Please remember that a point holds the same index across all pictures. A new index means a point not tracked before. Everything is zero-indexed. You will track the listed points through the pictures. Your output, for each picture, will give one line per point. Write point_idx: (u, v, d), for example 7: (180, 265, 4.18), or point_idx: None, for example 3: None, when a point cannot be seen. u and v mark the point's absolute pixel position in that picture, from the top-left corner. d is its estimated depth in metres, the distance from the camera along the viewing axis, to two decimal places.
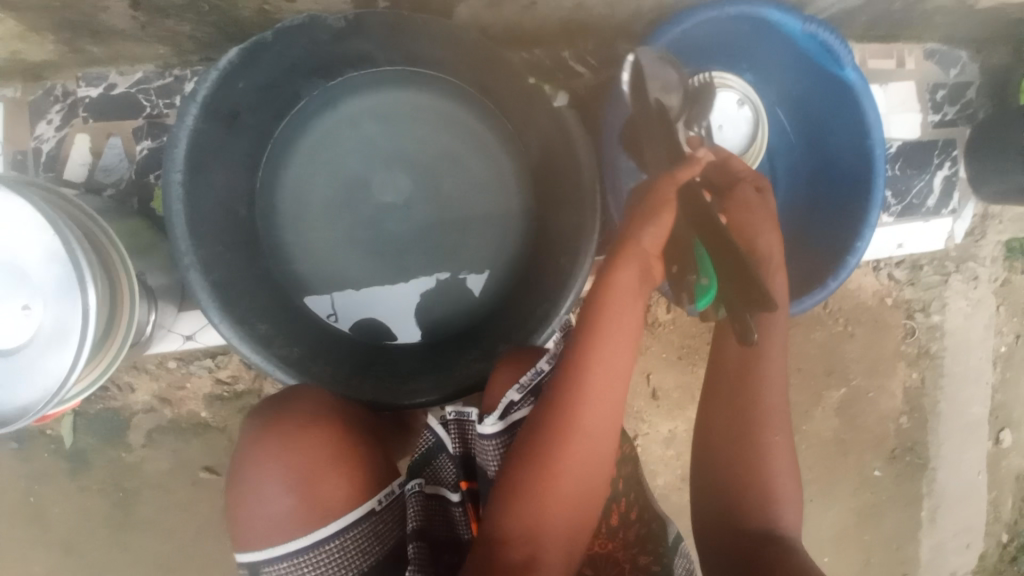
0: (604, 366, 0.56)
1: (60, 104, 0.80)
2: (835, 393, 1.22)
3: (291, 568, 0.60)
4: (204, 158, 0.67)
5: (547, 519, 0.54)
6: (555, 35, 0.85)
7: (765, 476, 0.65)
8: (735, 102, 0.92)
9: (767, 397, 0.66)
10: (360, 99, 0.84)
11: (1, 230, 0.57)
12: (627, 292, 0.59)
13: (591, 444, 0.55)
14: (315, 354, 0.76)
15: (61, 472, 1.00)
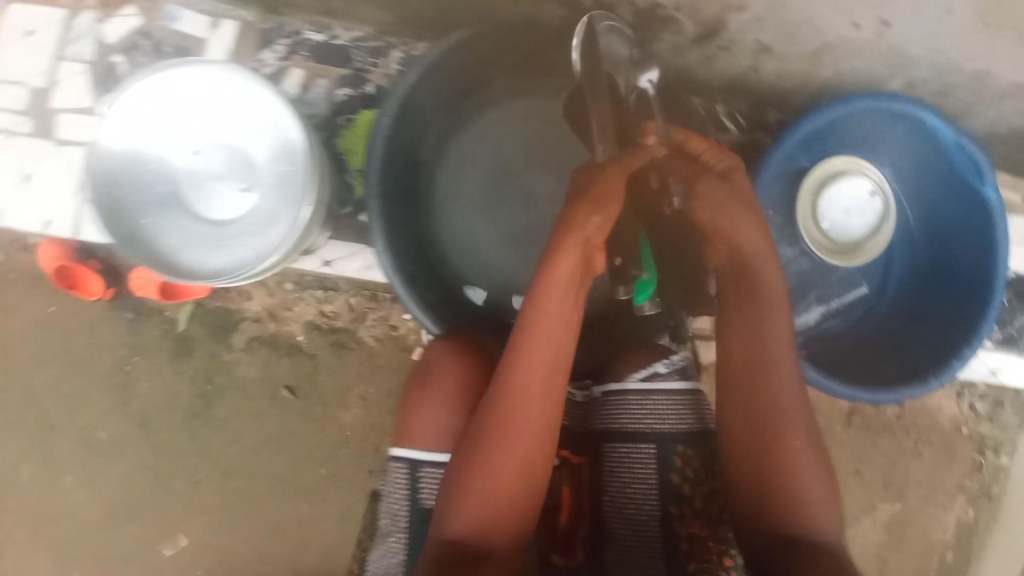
0: (529, 370, 0.62)
1: (287, 38, 0.89)
2: (888, 507, 1.19)
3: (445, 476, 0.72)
4: (406, 112, 0.80)
5: (497, 502, 0.60)
6: (720, 90, 0.92)
7: (790, 480, 0.62)
8: (866, 190, 0.95)
9: (779, 391, 0.64)
10: (537, 100, 0.93)
11: (246, 132, 0.80)
12: (553, 293, 0.63)
13: (521, 440, 0.61)
14: (444, 303, 0.87)
15: (161, 353, 1.08)
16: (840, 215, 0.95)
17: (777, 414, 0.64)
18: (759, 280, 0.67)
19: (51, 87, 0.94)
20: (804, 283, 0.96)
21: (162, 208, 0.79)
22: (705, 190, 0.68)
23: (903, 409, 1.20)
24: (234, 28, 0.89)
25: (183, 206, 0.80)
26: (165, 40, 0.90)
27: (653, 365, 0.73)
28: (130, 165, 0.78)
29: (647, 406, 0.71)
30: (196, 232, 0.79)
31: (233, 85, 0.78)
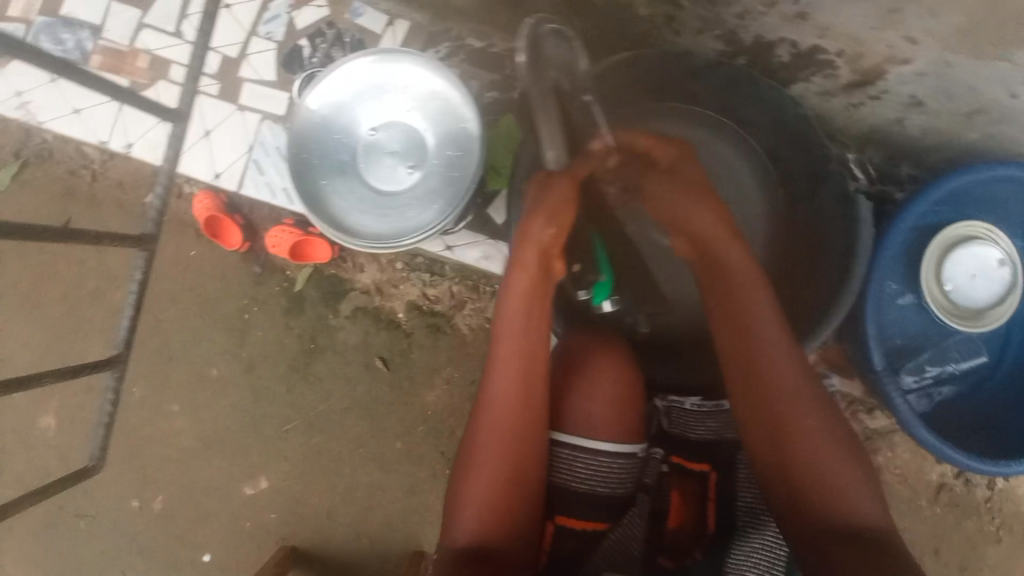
0: (503, 376, 0.68)
1: (450, 42, 0.98)
2: None
3: (565, 456, 0.70)
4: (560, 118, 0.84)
5: (490, 506, 0.64)
6: (855, 138, 0.93)
7: (811, 468, 0.62)
8: (995, 260, 0.91)
9: (776, 375, 0.65)
10: (674, 122, 0.95)
11: (424, 116, 0.88)
12: (514, 304, 0.70)
13: (501, 437, 0.66)
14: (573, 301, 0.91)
15: (276, 307, 1.17)
16: (965, 279, 0.91)
17: (774, 408, 0.65)
18: (729, 256, 0.71)
19: (240, 59, 1.06)
20: (916, 342, 0.95)
21: (336, 172, 0.90)
22: (656, 190, 0.75)
23: (993, 493, 1.14)
24: (405, 28, 0.99)
25: (353, 173, 0.90)
26: (345, 31, 1.01)
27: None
28: (315, 130, 0.88)
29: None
30: (361, 197, 0.90)
31: (417, 73, 0.87)
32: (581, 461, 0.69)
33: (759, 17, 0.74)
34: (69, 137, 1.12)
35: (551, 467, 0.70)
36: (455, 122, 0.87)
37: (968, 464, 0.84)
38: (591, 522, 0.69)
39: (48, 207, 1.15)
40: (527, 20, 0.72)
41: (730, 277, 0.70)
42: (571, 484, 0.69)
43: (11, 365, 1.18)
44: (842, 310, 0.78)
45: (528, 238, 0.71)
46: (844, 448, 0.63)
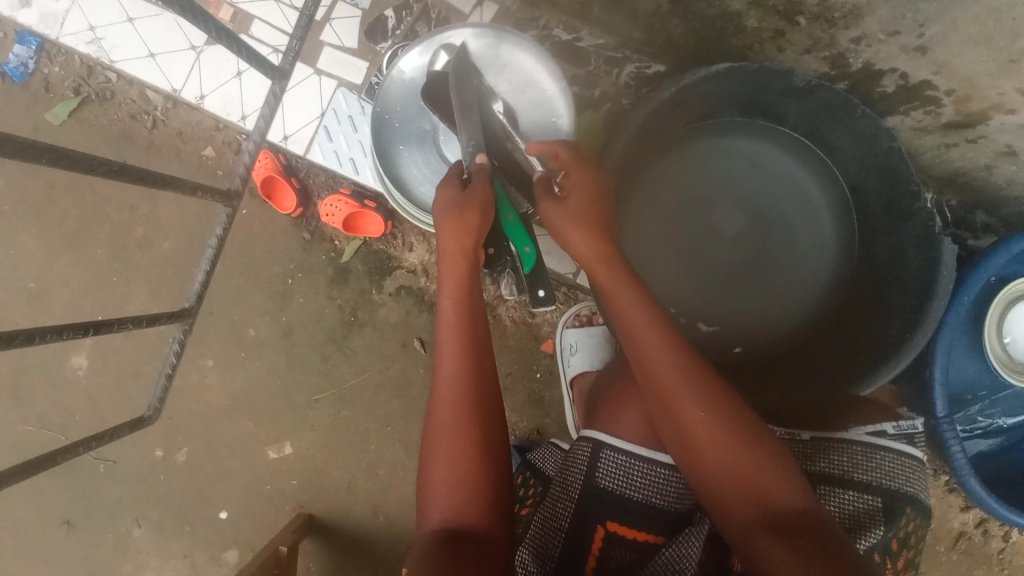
0: (445, 356, 0.68)
1: (537, 32, 0.98)
2: None
3: (625, 466, 0.68)
4: (649, 125, 0.83)
5: (459, 483, 0.62)
6: (935, 178, 0.92)
7: (720, 466, 0.60)
8: None
9: (666, 388, 0.63)
10: (750, 140, 0.96)
11: (520, 104, 0.86)
12: (449, 291, 0.70)
13: (457, 414, 0.65)
14: None
15: (321, 276, 1.16)
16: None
17: (671, 411, 0.63)
18: (613, 279, 0.69)
19: (322, 22, 1.04)
20: (970, 390, 0.93)
21: (413, 141, 0.89)
22: (547, 217, 0.73)
23: (1007, 545, 1.13)
24: (493, 11, 1.00)
25: (432, 146, 0.89)
26: (433, 7, 1.01)
27: (879, 423, 0.74)
28: (402, 96, 0.87)
29: (882, 463, 0.71)
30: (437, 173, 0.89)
31: (519, 59, 0.85)
32: (640, 470, 0.68)
33: (876, 44, 0.73)
34: (138, 80, 1.11)
35: (610, 474, 0.68)
36: (546, 117, 0.86)
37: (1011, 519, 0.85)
38: (644, 533, 0.66)
39: (104, 147, 1.14)
40: (443, 55, 0.83)
41: (614, 293, 0.68)
42: (626, 492, 0.68)
43: (51, 301, 1.18)
44: (914, 351, 0.76)
45: (459, 221, 0.71)
46: (753, 442, 0.61)
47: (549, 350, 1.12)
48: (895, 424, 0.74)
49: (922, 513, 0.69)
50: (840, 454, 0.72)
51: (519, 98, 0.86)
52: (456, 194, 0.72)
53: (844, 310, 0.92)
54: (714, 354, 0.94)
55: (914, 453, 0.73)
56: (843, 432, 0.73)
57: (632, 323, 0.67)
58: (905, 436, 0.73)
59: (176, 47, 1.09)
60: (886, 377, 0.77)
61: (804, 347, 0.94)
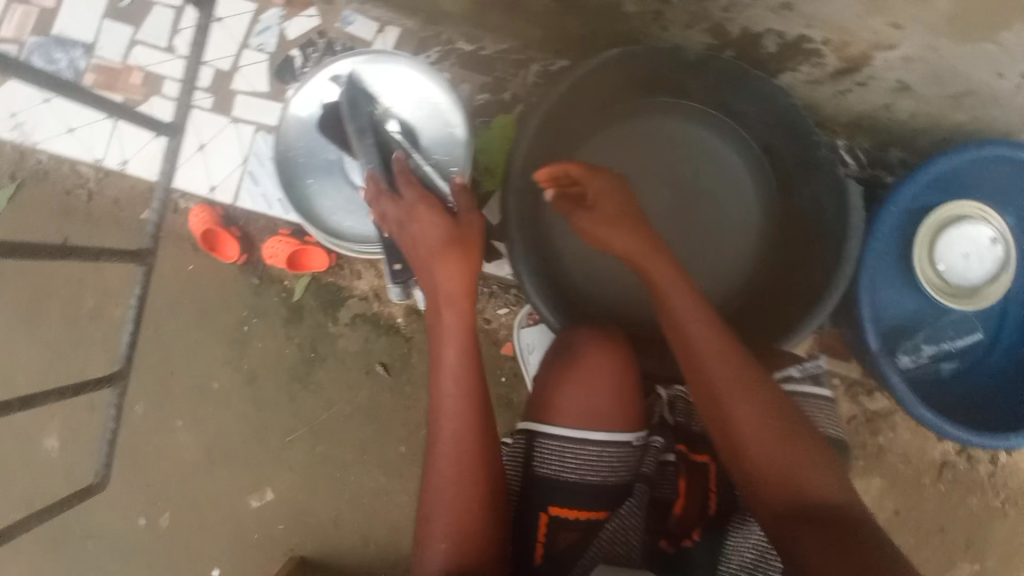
0: (446, 409, 0.67)
1: (440, 47, 1.00)
2: (969, 568, 1.15)
3: (557, 450, 0.69)
4: (555, 118, 0.85)
5: (462, 532, 0.64)
6: (841, 125, 0.95)
7: (764, 455, 0.63)
8: (988, 238, 0.93)
9: (715, 381, 0.66)
10: (659, 119, 0.98)
11: (418, 121, 0.88)
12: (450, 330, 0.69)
13: (455, 459, 0.66)
14: (566, 296, 0.90)
15: (276, 318, 1.17)
16: (959, 259, 0.93)
17: (713, 405, 0.66)
18: (659, 277, 0.71)
19: (232, 71, 1.07)
20: (912, 321, 0.96)
21: (322, 173, 0.91)
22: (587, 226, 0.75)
23: (995, 468, 1.14)
24: (395, 34, 1.02)
25: (338, 174, 0.91)
26: (337, 40, 1.04)
27: (787, 369, 0.81)
28: (301, 131, 0.89)
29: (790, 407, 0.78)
30: (350, 200, 0.91)
31: (409, 79, 0.87)
32: (571, 451, 0.68)
33: (747, 9, 0.76)
34: (64, 156, 1.12)
35: (551, 462, 0.69)
36: (442, 130, 0.88)
37: (969, 439, 0.84)
38: (586, 512, 0.68)
39: (38, 227, 1.14)
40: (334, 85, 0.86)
41: (662, 292, 0.71)
42: (560, 475, 0.68)
43: (10, 387, 1.17)
44: (836, 292, 0.78)
45: (456, 260, 0.70)
46: (791, 437, 0.63)
47: (511, 353, 1.12)
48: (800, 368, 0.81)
49: (834, 448, 0.76)
50: None
51: (412, 113, 0.87)
52: (452, 228, 0.71)
53: (777, 266, 0.94)
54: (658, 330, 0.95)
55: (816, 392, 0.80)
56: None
57: (680, 318, 0.69)
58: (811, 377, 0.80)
59: (93, 118, 1.11)
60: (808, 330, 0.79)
61: (747, 310, 0.95)
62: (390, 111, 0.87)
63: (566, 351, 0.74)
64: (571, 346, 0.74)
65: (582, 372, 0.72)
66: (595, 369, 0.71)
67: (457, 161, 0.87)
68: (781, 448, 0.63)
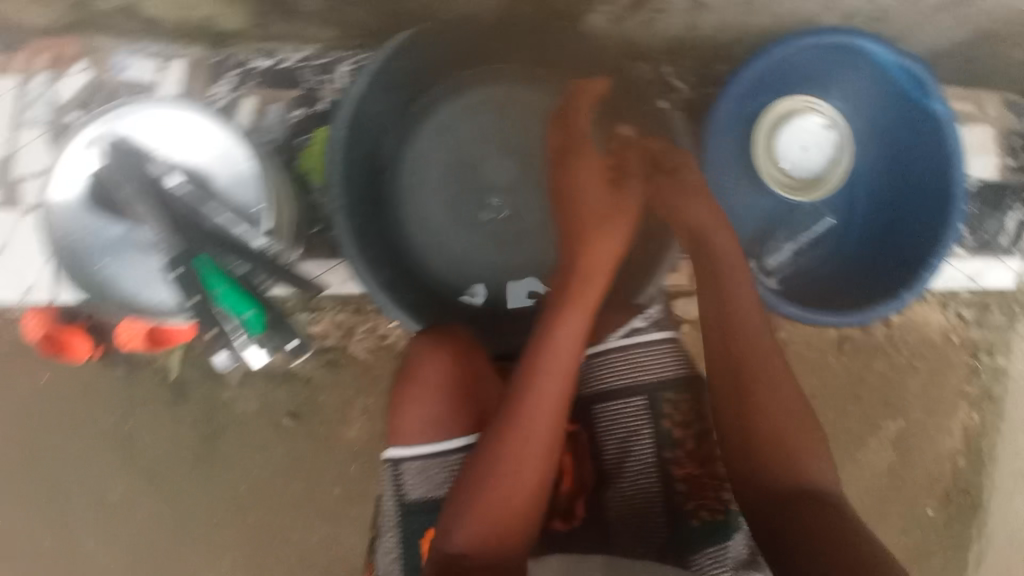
0: (545, 396, 0.65)
1: (236, 71, 0.89)
2: (892, 425, 1.22)
3: (421, 470, 0.71)
4: (363, 120, 0.79)
5: (511, 506, 0.61)
6: (661, 52, 0.95)
7: (782, 436, 0.69)
8: (819, 124, 0.97)
9: (758, 366, 0.71)
10: (482, 90, 0.93)
11: (206, 164, 0.82)
12: (568, 323, 0.69)
13: (540, 439, 0.63)
14: (426, 299, 0.87)
15: (159, 403, 1.07)
16: (797, 153, 0.98)
17: (747, 383, 0.71)
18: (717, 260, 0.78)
19: (10, 155, 0.94)
20: (773, 222, 0.98)
21: (116, 249, 0.83)
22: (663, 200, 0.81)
23: (892, 328, 1.20)
24: (182, 66, 0.90)
25: (134, 245, 0.83)
26: (120, 91, 0.92)
27: (632, 322, 0.79)
28: (80, 213, 0.82)
29: (636, 357, 0.78)
30: (157, 270, 0.84)
31: (182, 122, 0.81)
32: (433, 468, 0.71)
33: None
34: None
35: (425, 480, 0.71)
36: (232, 168, 0.82)
37: (812, 320, 0.86)
38: None
39: None
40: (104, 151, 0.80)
41: (721, 274, 0.77)
42: (430, 494, 0.71)
43: None
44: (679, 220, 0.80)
45: (591, 280, 0.73)
46: (808, 433, 0.69)
47: None
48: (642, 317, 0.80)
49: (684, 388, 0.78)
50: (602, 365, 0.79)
51: (190, 158, 0.82)
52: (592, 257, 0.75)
53: None
54: (532, 304, 0.93)
55: (660, 338, 0.79)
56: (600, 345, 0.79)
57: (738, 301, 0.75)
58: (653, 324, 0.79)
59: None
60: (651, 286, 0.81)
61: None
62: (170, 162, 0.81)
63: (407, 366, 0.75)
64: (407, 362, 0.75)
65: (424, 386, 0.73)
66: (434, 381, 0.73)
67: (253, 200, 0.83)
68: (803, 439, 0.68)
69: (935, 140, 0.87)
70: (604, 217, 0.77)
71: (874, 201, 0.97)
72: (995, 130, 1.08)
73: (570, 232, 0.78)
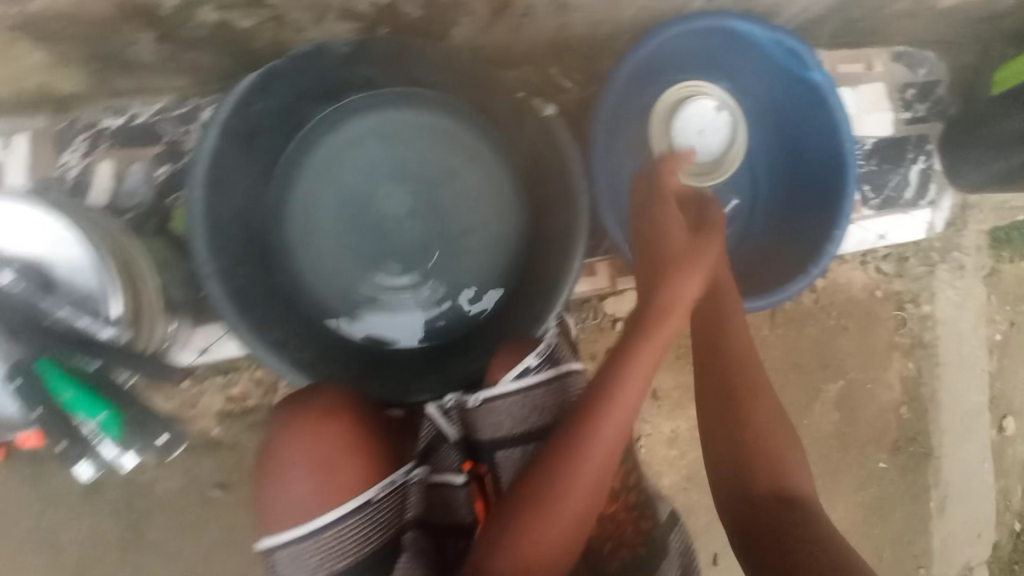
0: (611, 424, 0.61)
1: (85, 134, 0.81)
2: (833, 386, 1.24)
3: (297, 554, 0.60)
4: (226, 175, 0.71)
5: (560, 528, 0.58)
6: (543, 55, 0.91)
7: (772, 441, 0.70)
8: (712, 107, 0.95)
9: (758, 374, 0.74)
10: (361, 119, 0.88)
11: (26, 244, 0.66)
12: (652, 337, 0.67)
13: (605, 457, 0.60)
14: (330, 352, 0.80)
15: (71, 499, 0.99)
16: (695, 136, 0.96)
17: (748, 389, 0.73)
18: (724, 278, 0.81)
19: None
20: None
21: None
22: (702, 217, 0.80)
23: (817, 293, 1.22)
24: (27, 140, 0.80)
25: None
26: None
27: (523, 360, 0.68)
28: None
29: (538, 399, 0.67)
30: None
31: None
32: (309, 550, 0.60)
33: None
34: None
35: (301, 564, 0.60)
36: (65, 250, 0.66)
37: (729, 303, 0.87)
38: None
39: None
40: None
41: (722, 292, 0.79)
42: None
43: None
44: (581, 230, 0.76)
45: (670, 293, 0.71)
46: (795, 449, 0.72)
47: None
48: (535, 352, 0.68)
49: None
50: (500, 412, 0.66)
51: (15, 245, 0.66)
52: (670, 267, 0.72)
53: (533, 220, 0.89)
54: (445, 337, 0.88)
55: (556, 374, 0.68)
56: (495, 388, 0.67)
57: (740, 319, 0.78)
58: (548, 358, 0.68)
59: None
60: (553, 312, 0.76)
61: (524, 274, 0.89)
62: None
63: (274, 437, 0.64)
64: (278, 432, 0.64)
65: (298, 457, 0.62)
66: (311, 449, 0.62)
67: (89, 276, 0.67)
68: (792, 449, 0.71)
69: (823, 115, 0.89)
70: (679, 258, 0.73)
71: (784, 180, 0.99)
72: (887, 84, 1.07)
73: (646, 262, 0.75)
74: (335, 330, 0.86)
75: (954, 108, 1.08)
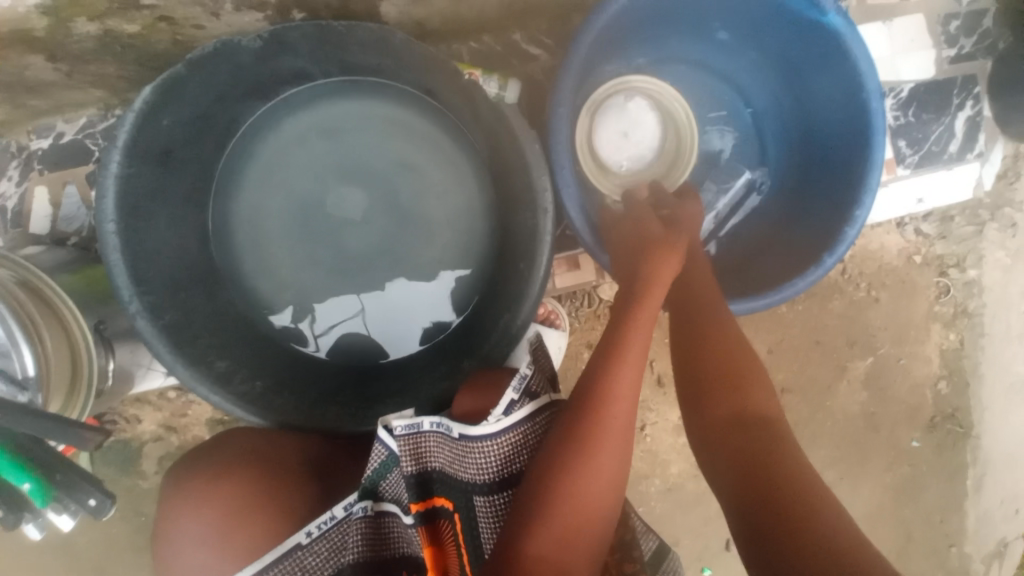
0: (591, 473, 0.52)
1: (16, 160, 0.79)
2: (861, 363, 1.10)
3: None
4: (142, 201, 0.65)
5: (569, 542, 0.50)
6: (499, 21, 0.81)
7: (725, 373, 0.61)
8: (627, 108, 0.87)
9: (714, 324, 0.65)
10: (303, 115, 0.80)
11: None
12: (638, 325, 0.60)
13: (606, 468, 0.52)
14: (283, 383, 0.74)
15: None
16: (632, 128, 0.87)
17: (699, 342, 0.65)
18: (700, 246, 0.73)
19: None
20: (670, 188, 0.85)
21: None
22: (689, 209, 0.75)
23: (843, 263, 1.07)
24: None
25: None
26: None
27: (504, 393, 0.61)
28: None
29: (510, 442, 0.59)
30: None
31: None
32: None
33: None
34: None
35: None
36: None
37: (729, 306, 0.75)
38: None
39: None
40: None
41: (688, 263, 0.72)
42: None
43: None
44: (545, 231, 0.64)
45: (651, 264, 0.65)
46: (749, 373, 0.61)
47: None
48: (514, 385, 0.61)
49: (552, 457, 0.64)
50: (472, 454, 0.59)
51: None
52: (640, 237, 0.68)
53: (499, 213, 0.80)
54: (409, 351, 0.82)
55: (540, 407, 0.61)
56: (481, 427, 0.59)
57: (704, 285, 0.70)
58: (529, 393, 0.61)
59: None
60: (519, 325, 0.67)
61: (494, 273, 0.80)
62: None
63: (192, 489, 0.65)
64: (190, 481, 0.66)
65: (213, 505, 0.64)
66: (229, 495, 0.64)
67: None
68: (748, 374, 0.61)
69: (846, 70, 0.73)
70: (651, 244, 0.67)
71: (797, 144, 0.87)
72: (924, 16, 0.96)
73: (622, 257, 0.68)
74: (291, 349, 0.82)
75: (1005, 40, 0.97)
